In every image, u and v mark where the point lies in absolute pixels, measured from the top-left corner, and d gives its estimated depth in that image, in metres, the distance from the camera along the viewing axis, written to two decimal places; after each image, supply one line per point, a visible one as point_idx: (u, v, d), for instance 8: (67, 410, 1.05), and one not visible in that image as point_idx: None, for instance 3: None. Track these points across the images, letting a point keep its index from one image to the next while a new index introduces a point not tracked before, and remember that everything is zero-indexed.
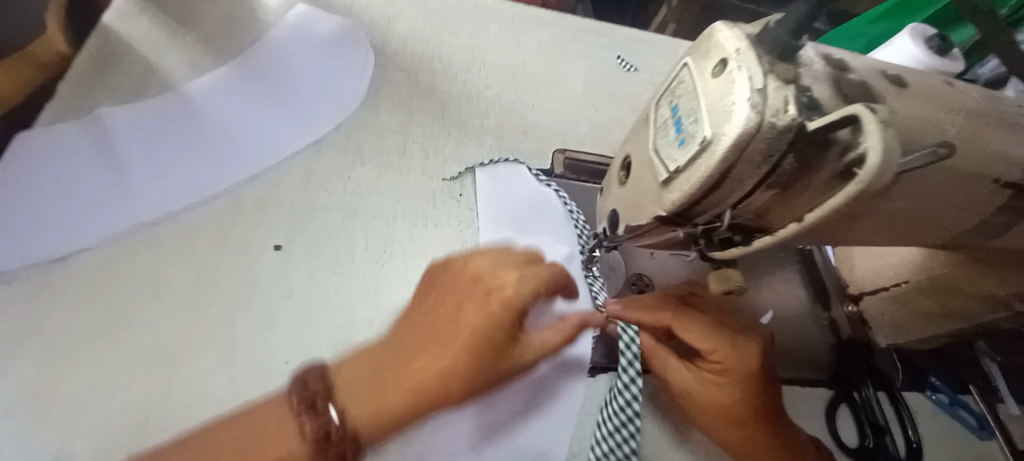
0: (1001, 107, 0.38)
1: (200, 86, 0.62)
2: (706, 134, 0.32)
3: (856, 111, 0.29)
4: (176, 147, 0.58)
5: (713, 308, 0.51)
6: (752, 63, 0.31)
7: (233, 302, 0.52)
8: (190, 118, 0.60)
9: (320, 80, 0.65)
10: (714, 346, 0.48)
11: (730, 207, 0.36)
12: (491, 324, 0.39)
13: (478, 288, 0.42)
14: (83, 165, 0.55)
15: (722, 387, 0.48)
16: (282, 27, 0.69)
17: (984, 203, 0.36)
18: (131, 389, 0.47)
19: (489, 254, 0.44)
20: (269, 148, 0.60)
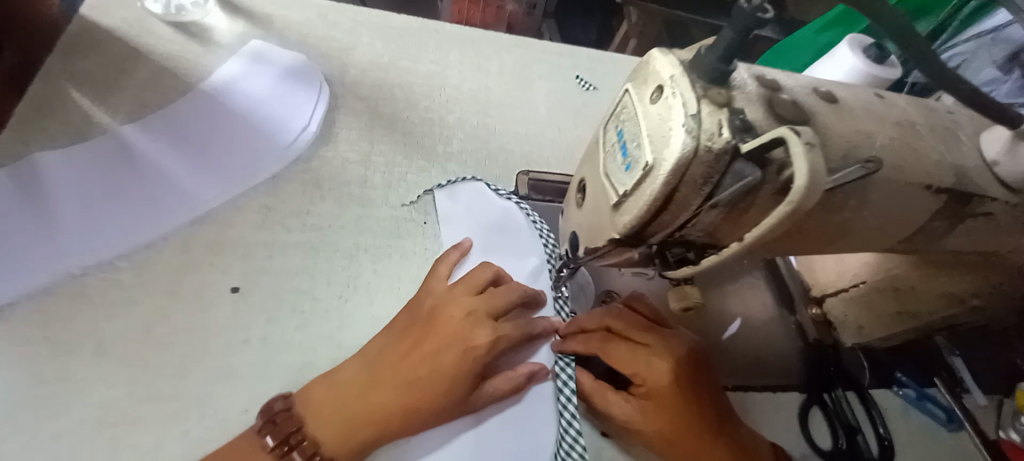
0: (933, 116, 0.39)
1: (141, 128, 0.61)
2: (648, 160, 0.33)
3: (780, 133, 0.29)
4: (111, 192, 0.56)
5: (647, 324, 0.52)
6: (686, 89, 0.32)
7: (187, 350, 0.50)
8: (129, 161, 0.58)
9: (270, 118, 0.64)
10: (642, 366, 0.49)
11: (680, 227, 0.36)
12: (441, 368, 0.46)
13: (446, 317, 0.49)
14: (9, 215, 0.53)
15: (656, 410, 0.49)
16: (233, 67, 0.68)
17: (921, 211, 0.38)
18: (72, 454, 0.44)
19: (457, 307, 0.49)
20: (215, 189, 0.58)
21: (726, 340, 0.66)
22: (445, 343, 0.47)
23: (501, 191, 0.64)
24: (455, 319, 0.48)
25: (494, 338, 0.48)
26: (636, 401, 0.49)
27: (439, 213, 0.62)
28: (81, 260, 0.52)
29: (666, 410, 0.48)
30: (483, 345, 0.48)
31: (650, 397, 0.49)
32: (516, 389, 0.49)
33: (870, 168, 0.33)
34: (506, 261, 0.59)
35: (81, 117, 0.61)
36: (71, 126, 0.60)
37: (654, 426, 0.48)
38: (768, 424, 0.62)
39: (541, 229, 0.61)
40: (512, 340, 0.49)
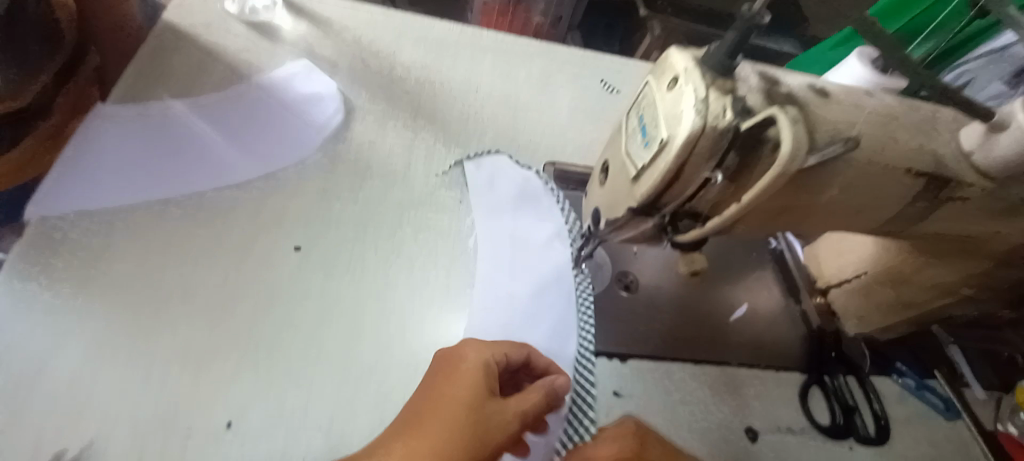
0: (914, 111, 0.45)
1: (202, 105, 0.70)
2: (663, 137, 0.39)
3: (773, 114, 0.36)
4: (167, 152, 0.65)
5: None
6: (697, 79, 0.38)
7: (257, 299, 0.58)
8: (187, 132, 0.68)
9: (312, 113, 0.72)
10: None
11: (690, 198, 0.43)
12: (470, 436, 0.45)
13: (461, 377, 0.49)
14: (93, 164, 0.63)
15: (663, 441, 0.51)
16: (289, 64, 0.76)
17: (900, 192, 0.43)
18: (163, 378, 0.52)
19: (472, 369, 0.49)
20: (274, 167, 0.67)
21: (732, 321, 0.71)
22: (470, 403, 0.46)
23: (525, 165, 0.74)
24: (472, 389, 0.47)
25: (521, 412, 0.48)
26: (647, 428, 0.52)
27: (469, 188, 0.71)
28: (163, 218, 0.61)
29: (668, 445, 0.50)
30: (508, 407, 0.48)
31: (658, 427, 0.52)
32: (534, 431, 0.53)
33: (847, 147, 0.39)
34: (535, 243, 0.68)
35: (168, 102, 0.70)
36: (159, 110, 0.69)
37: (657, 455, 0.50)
38: (769, 399, 0.67)
39: (559, 200, 0.71)
40: (536, 407, 0.49)
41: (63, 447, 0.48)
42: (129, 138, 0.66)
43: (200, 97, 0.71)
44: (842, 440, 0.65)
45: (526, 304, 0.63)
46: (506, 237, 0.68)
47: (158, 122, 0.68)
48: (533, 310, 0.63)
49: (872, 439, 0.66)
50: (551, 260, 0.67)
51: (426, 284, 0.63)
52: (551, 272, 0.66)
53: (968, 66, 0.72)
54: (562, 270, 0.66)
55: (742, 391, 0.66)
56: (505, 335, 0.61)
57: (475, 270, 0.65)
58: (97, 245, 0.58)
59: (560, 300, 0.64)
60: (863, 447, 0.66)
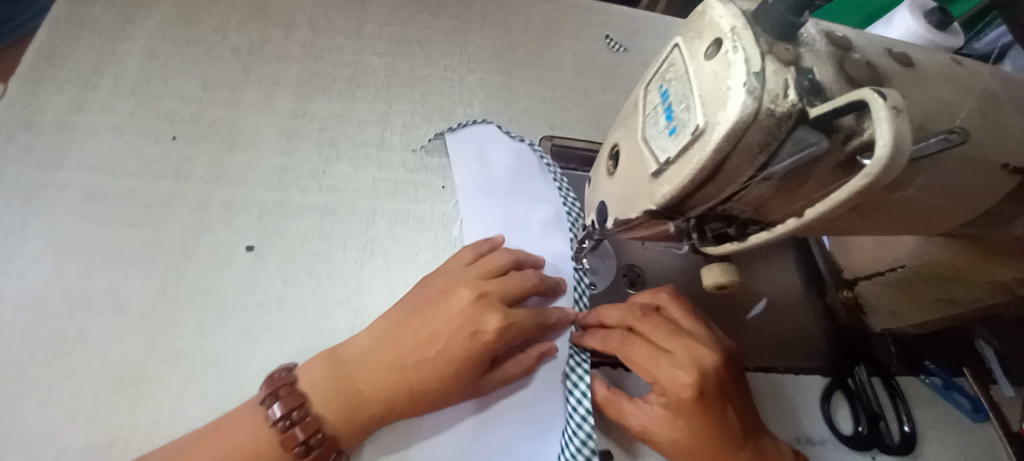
0: (1014, 88, 0.35)
1: (134, 71, 0.58)
2: (698, 123, 0.29)
3: (862, 96, 0.25)
4: (89, 130, 0.54)
5: (673, 329, 0.49)
6: (750, 44, 0.28)
7: (202, 310, 0.49)
8: (121, 106, 0.56)
9: (265, 83, 0.61)
10: (663, 374, 0.46)
11: (725, 200, 0.33)
12: (453, 348, 0.45)
13: (456, 299, 0.47)
14: (8, 155, 0.52)
15: (676, 418, 0.46)
16: (242, 19, 0.64)
17: (991, 192, 0.34)
18: (93, 406, 0.44)
19: (465, 295, 0.47)
20: (219, 147, 0.56)
21: (750, 319, 0.63)
22: (454, 326, 0.45)
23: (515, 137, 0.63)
24: (467, 298, 0.47)
25: (506, 325, 0.46)
26: (655, 412, 0.47)
27: (452, 163, 0.61)
28: (86, 211, 0.51)
29: (686, 417, 0.46)
30: (484, 327, 0.46)
31: (666, 406, 0.46)
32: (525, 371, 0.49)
33: (953, 141, 0.30)
34: (529, 231, 0.58)
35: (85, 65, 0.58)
36: (75, 75, 0.57)
37: (674, 438, 0.46)
38: (789, 406, 0.60)
39: (559, 180, 0.61)
40: (522, 327, 0.47)
41: None
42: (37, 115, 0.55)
43: (130, 58, 0.59)
44: (865, 449, 0.59)
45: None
46: (495, 220, 0.58)
47: (72, 92, 0.56)
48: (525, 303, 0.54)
49: (897, 447, 0.60)
50: (547, 244, 0.58)
51: (404, 287, 0.54)
52: (543, 260, 0.57)
53: None
54: (560, 255, 0.57)
55: (760, 398, 0.60)
56: None
57: None
58: (8, 246, 0.48)
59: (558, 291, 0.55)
60: (886, 454, 0.60)
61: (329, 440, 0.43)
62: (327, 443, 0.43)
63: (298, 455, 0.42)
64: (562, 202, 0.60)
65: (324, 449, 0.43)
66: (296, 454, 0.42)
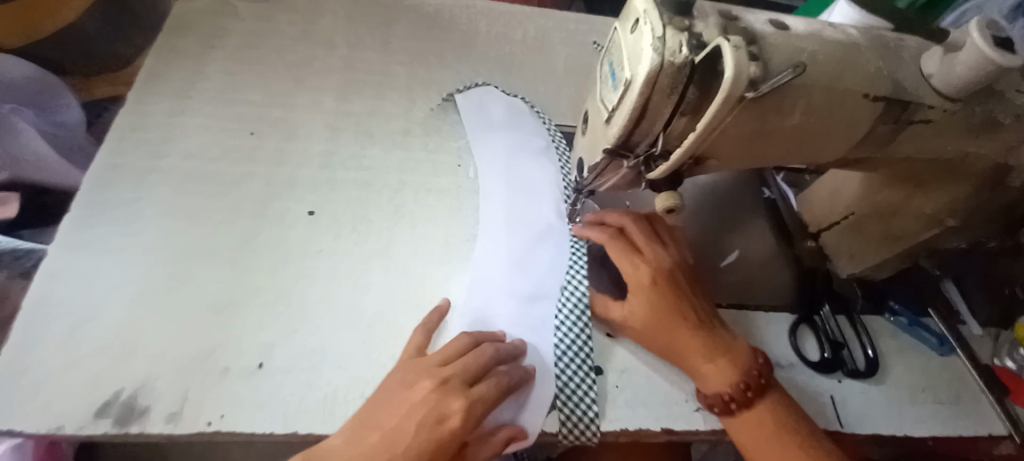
0: (877, 40, 0.47)
1: (217, 85, 0.76)
2: (627, 76, 0.42)
3: (718, 44, 0.40)
4: (186, 130, 0.71)
5: (648, 238, 0.64)
6: (654, 19, 0.41)
7: (274, 256, 0.63)
8: (207, 112, 0.73)
9: (316, 89, 0.77)
10: (633, 271, 0.62)
11: (657, 134, 0.46)
12: (418, 445, 0.51)
13: (413, 394, 0.53)
14: (129, 149, 0.69)
15: (641, 293, 0.61)
16: (296, 43, 0.81)
17: (864, 116, 0.45)
18: (199, 324, 0.58)
19: (422, 391, 0.53)
20: (283, 137, 0.72)
21: (723, 265, 0.75)
22: (417, 421, 0.52)
23: (542, 117, 0.79)
24: (421, 395, 0.53)
25: (466, 409, 0.53)
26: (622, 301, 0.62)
27: (463, 115, 0.78)
28: (187, 188, 0.67)
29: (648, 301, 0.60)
30: (443, 419, 0.52)
31: (632, 291, 0.62)
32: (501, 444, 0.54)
33: (797, 71, 0.42)
34: (527, 162, 0.74)
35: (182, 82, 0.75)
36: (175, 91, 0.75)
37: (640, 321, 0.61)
38: (760, 336, 0.69)
39: (562, 156, 0.76)
40: (481, 405, 0.53)
41: (117, 385, 0.55)
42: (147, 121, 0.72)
43: (214, 76, 0.76)
44: (831, 372, 0.67)
45: (513, 248, 0.67)
46: (500, 153, 0.75)
47: (174, 102, 0.73)
48: (528, 209, 0.70)
49: (863, 372, 0.68)
50: (542, 167, 0.74)
51: (429, 240, 0.67)
52: (540, 179, 0.73)
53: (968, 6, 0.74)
54: (552, 175, 0.74)
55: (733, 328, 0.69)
56: (508, 273, 0.65)
57: (477, 188, 0.72)
58: (133, 213, 0.64)
59: (554, 201, 0.71)
60: (852, 378, 0.68)
61: None
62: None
63: None
64: (552, 140, 0.77)
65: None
66: None
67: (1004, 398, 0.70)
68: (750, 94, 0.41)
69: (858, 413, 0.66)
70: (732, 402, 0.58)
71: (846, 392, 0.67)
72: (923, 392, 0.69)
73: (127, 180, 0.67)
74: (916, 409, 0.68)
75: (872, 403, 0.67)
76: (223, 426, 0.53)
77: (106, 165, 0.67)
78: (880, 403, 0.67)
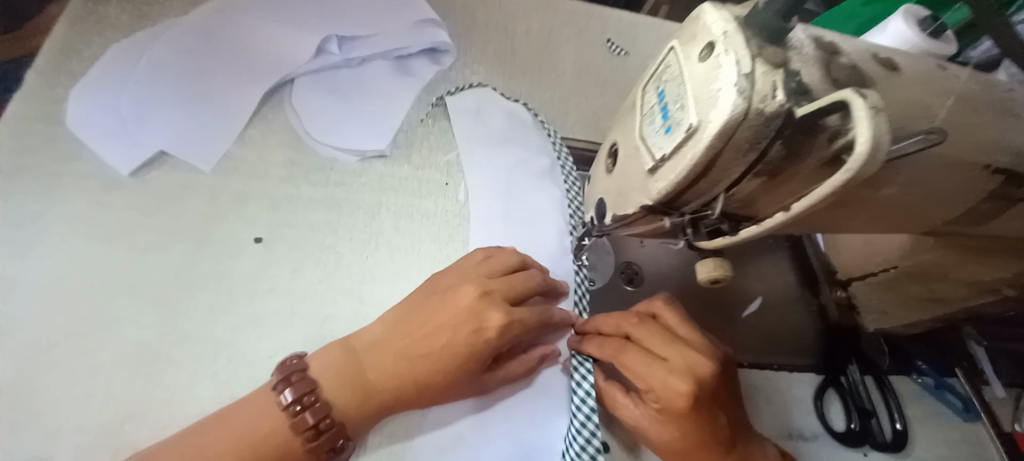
0: (993, 90, 0.37)
1: (126, 53, 0.59)
2: (692, 122, 0.31)
3: (845, 97, 0.27)
4: (97, 115, 0.56)
5: (666, 336, 0.49)
6: (739, 46, 0.30)
7: (211, 295, 0.50)
8: (118, 90, 0.57)
9: (269, 70, 0.61)
10: (655, 381, 0.47)
11: (717, 196, 0.35)
12: (463, 356, 0.45)
13: (457, 297, 0.47)
14: (26, 147, 0.54)
15: (667, 423, 0.47)
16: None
17: (973, 191, 0.36)
18: (107, 387, 0.45)
19: (467, 297, 0.47)
20: (220, 130, 0.57)
21: (744, 316, 0.64)
22: (458, 324, 0.46)
23: (548, 129, 0.67)
24: (466, 315, 0.46)
25: (508, 323, 0.46)
26: (623, 342, 0.50)
27: (452, 122, 0.65)
28: (102, 201, 0.52)
29: (670, 419, 0.47)
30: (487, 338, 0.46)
31: (661, 411, 0.47)
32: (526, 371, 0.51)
33: (932, 140, 0.30)
34: (528, 182, 0.63)
35: (375, 15, 0.65)
36: (431, 42, 0.67)
37: (662, 435, 0.48)
38: (781, 402, 0.61)
39: (568, 177, 0.64)
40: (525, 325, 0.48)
41: None
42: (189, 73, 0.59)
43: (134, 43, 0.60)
44: (857, 445, 0.60)
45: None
46: (499, 171, 0.62)
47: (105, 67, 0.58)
48: (524, 239, 0.59)
49: (890, 445, 0.61)
50: (544, 189, 0.63)
51: (409, 279, 0.55)
52: (542, 204, 0.62)
53: None
54: (557, 203, 0.62)
55: (754, 392, 0.61)
56: None
57: (467, 210, 0.61)
58: (27, 233, 0.50)
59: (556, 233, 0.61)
60: (879, 452, 0.61)
61: (338, 425, 0.44)
62: (336, 426, 0.43)
63: (308, 439, 0.43)
64: (557, 157, 0.65)
65: (332, 433, 0.43)
66: (306, 438, 0.42)
67: None
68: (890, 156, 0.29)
69: None
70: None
71: None
72: None
73: (22, 186, 0.52)
74: None
75: None
76: None
77: None
78: None
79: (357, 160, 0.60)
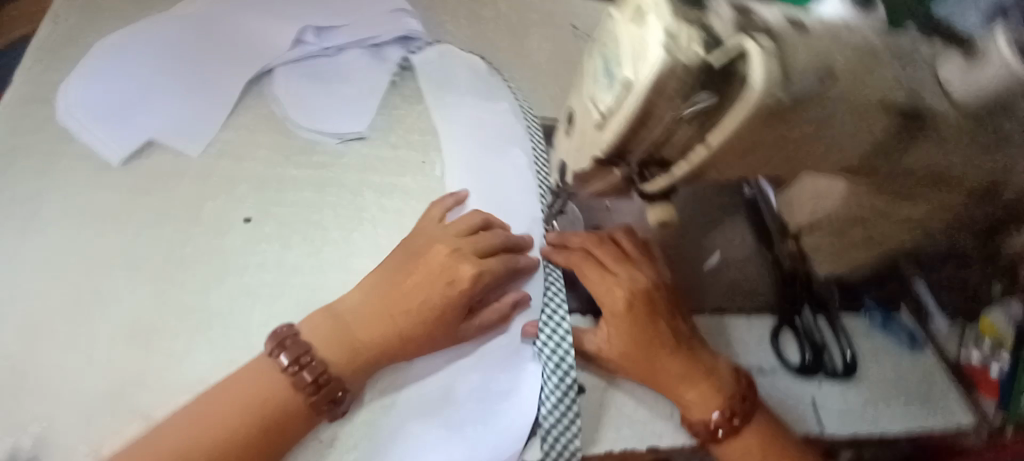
0: (898, 39, 0.41)
1: (113, 48, 0.63)
2: (628, 76, 0.36)
3: (743, 45, 0.34)
4: (85, 105, 0.59)
5: (619, 256, 0.58)
6: (663, 9, 0.35)
7: (205, 270, 0.54)
8: (105, 81, 0.60)
9: (250, 58, 0.65)
10: (603, 290, 0.57)
11: (658, 143, 0.40)
12: (439, 304, 0.52)
13: (431, 257, 0.54)
14: (19, 141, 0.57)
15: (614, 328, 0.56)
16: None
17: (876, 126, 0.41)
18: (112, 356, 0.49)
19: (439, 256, 0.53)
20: (206, 117, 0.61)
21: (706, 269, 0.72)
22: (433, 277, 0.52)
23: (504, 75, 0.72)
24: (439, 270, 0.53)
25: (478, 272, 0.53)
26: (583, 256, 0.59)
27: (423, 86, 0.69)
28: (93, 188, 0.56)
29: (615, 320, 0.56)
30: (461, 285, 0.52)
31: (607, 317, 0.56)
32: (499, 319, 0.56)
33: (825, 81, 0.37)
34: (500, 139, 0.68)
35: (347, 9, 0.70)
36: (400, 29, 0.70)
37: (613, 345, 0.56)
38: (740, 343, 0.69)
39: (531, 123, 0.69)
40: (494, 274, 0.55)
41: (11, 435, 0.45)
42: (170, 68, 0.62)
43: (118, 39, 0.63)
44: (809, 377, 0.67)
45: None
46: (471, 138, 0.67)
47: (88, 67, 0.61)
48: (501, 188, 0.65)
49: (840, 375, 0.68)
50: (512, 141, 0.68)
51: (393, 247, 0.60)
52: (514, 153, 0.67)
53: None
54: (521, 144, 0.68)
55: (716, 335, 0.69)
56: None
57: (443, 177, 0.65)
58: (26, 221, 0.53)
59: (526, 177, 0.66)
60: (830, 382, 0.67)
61: (335, 379, 0.48)
62: (333, 381, 0.48)
63: (308, 394, 0.47)
64: (516, 99, 0.70)
65: (331, 387, 0.48)
66: (307, 394, 0.47)
67: (972, 393, 0.70)
68: (772, 100, 0.35)
69: (835, 418, 0.65)
70: (717, 429, 0.54)
71: (825, 397, 0.66)
72: (896, 392, 0.69)
73: (18, 178, 0.55)
74: (890, 409, 0.68)
75: (849, 407, 0.66)
76: None
77: None
78: (856, 406, 0.67)
79: (338, 141, 0.64)
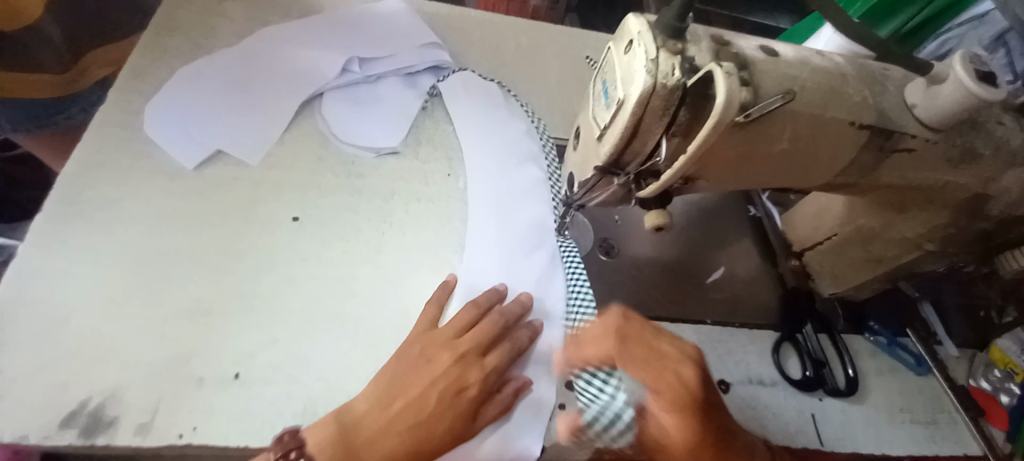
0: (865, 69, 0.48)
1: (188, 73, 0.73)
2: (620, 97, 0.43)
3: (710, 69, 0.40)
4: (165, 122, 0.69)
5: None
6: (648, 41, 0.41)
7: (257, 261, 0.62)
8: (183, 101, 0.71)
9: (302, 82, 0.75)
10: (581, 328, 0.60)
11: (649, 155, 0.46)
12: (445, 406, 0.53)
13: (438, 361, 0.55)
14: (110, 147, 0.67)
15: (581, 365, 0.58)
16: (274, 27, 0.80)
17: (847, 143, 0.47)
18: (176, 330, 0.57)
19: (447, 357, 0.56)
20: (264, 132, 0.71)
21: (709, 282, 0.74)
22: (440, 385, 0.54)
23: (519, 100, 0.81)
24: (446, 366, 0.55)
25: (485, 376, 0.56)
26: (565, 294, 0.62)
27: (450, 114, 0.78)
28: (167, 189, 0.65)
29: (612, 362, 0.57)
30: (471, 379, 0.55)
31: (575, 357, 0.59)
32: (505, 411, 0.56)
33: (787, 98, 0.42)
34: (514, 156, 0.74)
35: (386, 41, 0.80)
36: (432, 60, 0.80)
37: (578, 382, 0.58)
38: (743, 355, 0.70)
39: (545, 139, 0.78)
40: (498, 366, 0.57)
41: (87, 393, 0.52)
42: (234, 91, 0.73)
43: (192, 66, 0.74)
44: (812, 391, 0.68)
45: (508, 249, 0.66)
46: (490, 154, 0.74)
47: (168, 89, 0.72)
48: (515, 199, 0.71)
49: (843, 391, 0.68)
50: (527, 157, 0.75)
51: (417, 249, 0.67)
52: (528, 168, 0.74)
53: (951, 33, 0.71)
54: (535, 160, 0.75)
55: (718, 345, 0.69)
56: (505, 273, 0.65)
57: (466, 189, 0.73)
58: (112, 214, 0.62)
59: (539, 189, 0.73)
60: (833, 397, 0.68)
61: None
62: None
63: None
64: (530, 120, 0.79)
65: None
66: None
67: (980, 419, 0.70)
68: (739, 118, 0.41)
69: (837, 433, 0.66)
70: None
71: (827, 412, 0.67)
72: (901, 412, 0.70)
73: (107, 178, 0.65)
74: (894, 429, 0.68)
75: (851, 423, 0.67)
76: (196, 438, 0.52)
77: (86, 163, 0.65)
78: (859, 423, 0.67)
79: (374, 156, 0.73)
